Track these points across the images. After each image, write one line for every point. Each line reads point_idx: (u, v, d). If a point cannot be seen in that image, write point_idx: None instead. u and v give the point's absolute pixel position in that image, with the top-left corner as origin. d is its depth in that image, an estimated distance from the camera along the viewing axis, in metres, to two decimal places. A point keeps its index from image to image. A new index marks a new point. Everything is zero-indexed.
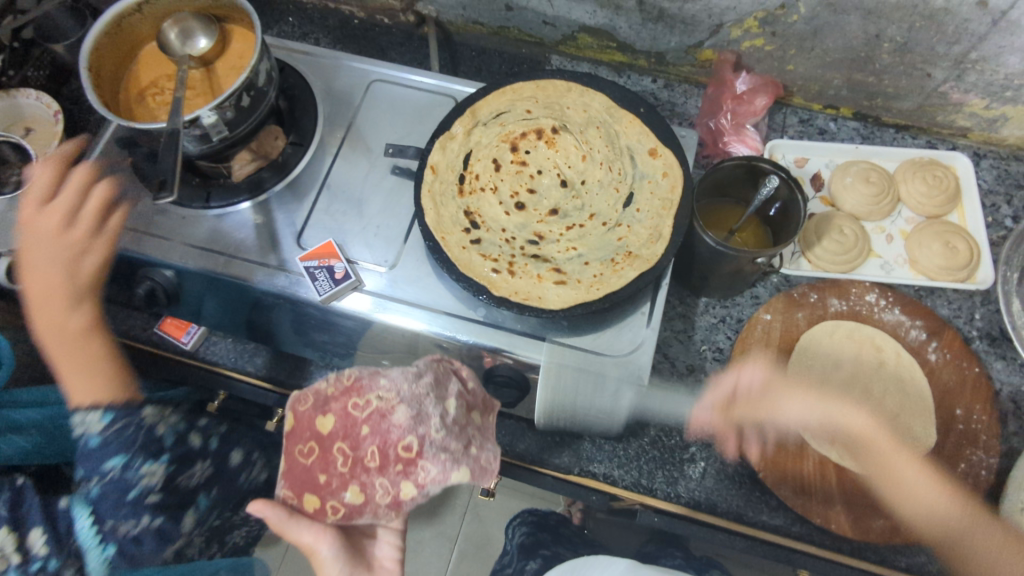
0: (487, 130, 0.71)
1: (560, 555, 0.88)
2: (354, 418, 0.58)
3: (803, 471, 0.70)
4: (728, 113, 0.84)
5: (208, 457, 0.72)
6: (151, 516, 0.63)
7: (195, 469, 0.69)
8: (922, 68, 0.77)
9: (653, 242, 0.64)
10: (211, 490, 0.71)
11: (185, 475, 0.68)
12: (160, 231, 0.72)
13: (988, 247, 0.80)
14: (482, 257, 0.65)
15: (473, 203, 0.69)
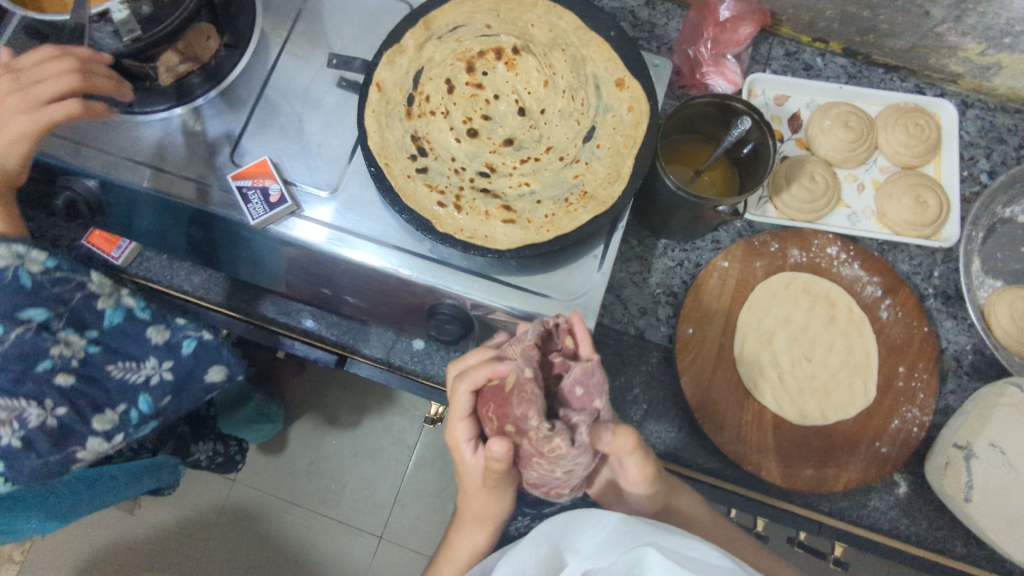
0: (442, 45, 0.64)
1: None
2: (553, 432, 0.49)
3: (742, 420, 0.68)
4: (709, 41, 0.77)
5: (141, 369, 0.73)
6: (54, 402, 0.66)
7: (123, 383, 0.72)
8: (921, 5, 0.71)
9: (610, 183, 0.60)
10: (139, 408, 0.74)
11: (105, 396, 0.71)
12: (73, 135, 0.65)
13: (959, 202, 0.77)
14: (427, 187, 0.61)
15: (421, 126, 0.64)
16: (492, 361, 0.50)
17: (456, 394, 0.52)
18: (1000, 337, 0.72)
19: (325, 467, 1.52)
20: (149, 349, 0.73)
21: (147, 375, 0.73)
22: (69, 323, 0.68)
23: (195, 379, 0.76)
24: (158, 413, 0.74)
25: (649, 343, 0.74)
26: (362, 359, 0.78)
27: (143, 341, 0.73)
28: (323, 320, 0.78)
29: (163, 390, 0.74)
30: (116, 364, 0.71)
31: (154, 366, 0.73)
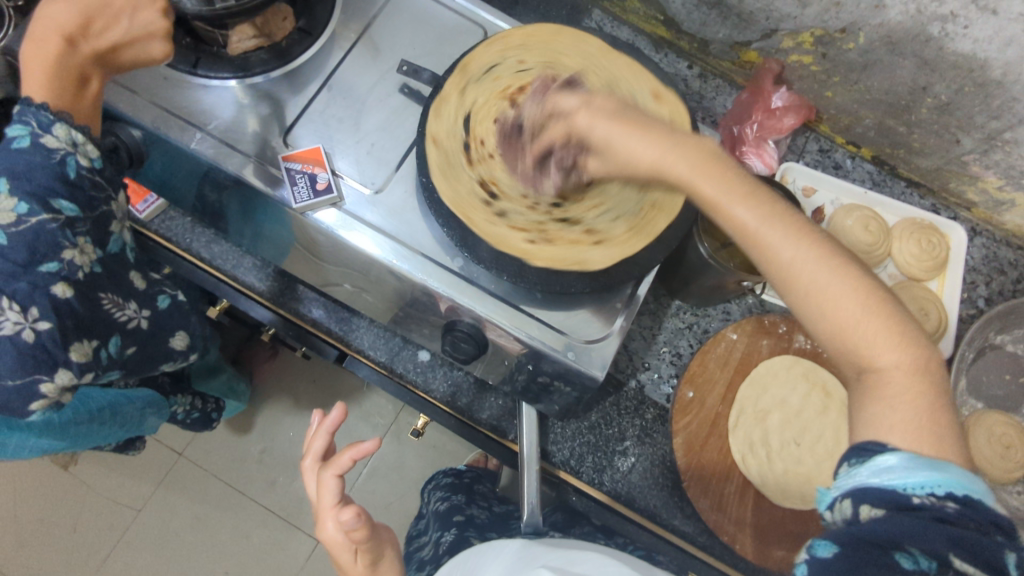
0: (480, 85, 0.66)
1: (472, 515, 0.90)
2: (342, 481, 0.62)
3: (724, 490, 0.70)
4: (755, 123, 0.81)
5: (148, 305, 0.74)
6: (39, 315, 0.60)
7: (127, 305, 0.71)
8: (954, 133, 0.75)
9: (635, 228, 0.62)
10: (127, 340, 0.71)
11: (116, 307, 0.69)
12: (132, 84, 0.66)
13: (956, 320, 0.81)
14: (510, 229, 0.61)
15: (483, 172, 0.63)
16: (356, 443, 0.61)
17: (323, 478, 0.63)
18: (977, 458, 0.74)
19: (277, 459, 1.49)
20: (131, 292, 0.71)
21: (130, 317, 0.71)
22: (89, 230, 0.64)
23: (159, 339, 0.77)
24: (121, 360, 0.72)
25: (647, 398, 0.77)
26: (364, 359, 0.79)
27: (128, 285, 0.71)
28: (335, 314, 0.78)
29: (132, 336, 0.73)
30: (108, 296, 0.67)
31: (136, 310, 0.72)
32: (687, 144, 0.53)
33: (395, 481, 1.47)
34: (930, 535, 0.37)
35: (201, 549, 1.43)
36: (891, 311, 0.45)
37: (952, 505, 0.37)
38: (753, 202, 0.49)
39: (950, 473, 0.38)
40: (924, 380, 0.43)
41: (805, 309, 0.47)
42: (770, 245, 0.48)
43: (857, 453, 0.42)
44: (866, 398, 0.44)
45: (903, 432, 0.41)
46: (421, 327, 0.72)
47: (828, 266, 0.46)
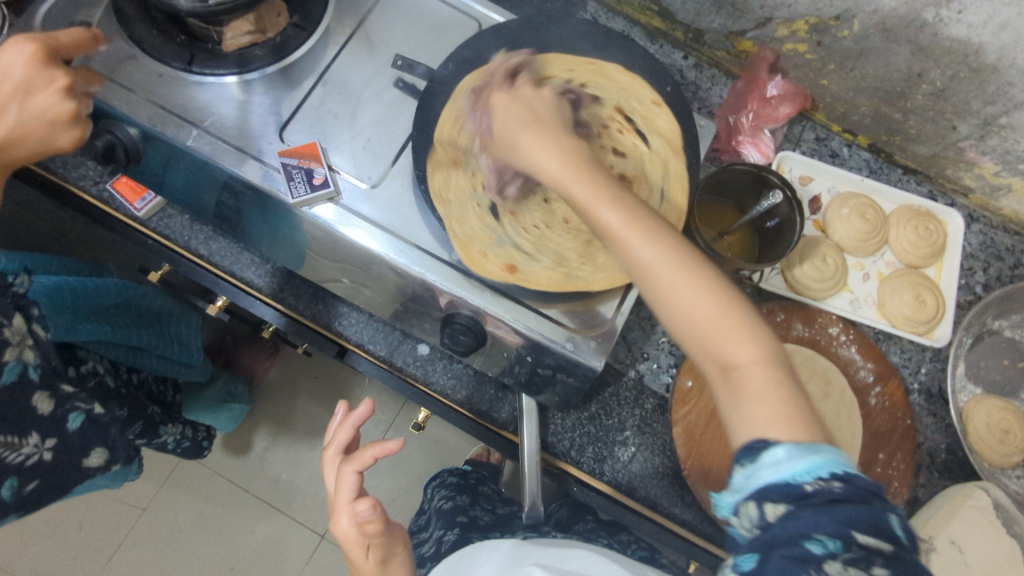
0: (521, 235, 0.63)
1: (476, 516, 0.91)
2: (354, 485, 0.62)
3: (724, 477, 0.70)
4: (751, 113, 0.81)
5: (54, 434, 0.67)
6: None
7: (22, 444, 0.65)
8: (950, 119, 0.76)
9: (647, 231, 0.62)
10: (24, 480, 0.67)
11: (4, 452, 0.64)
12: (127, 82, 0.66)
13: (954, 307, 0.81)
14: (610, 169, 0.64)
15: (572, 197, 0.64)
16: (378, 440, 0.62)
17: (343, 471, 0.63)
18: (975, 442, 0.74)
19: (279, 457, 1.49)
20: (35, 424, 0.66)
21: (26, 456, 0.66)
22: None
23: (77, 460, 0.71)
24: (21, 500, 0.68)
25: (647, 388, 0.77)
26: (364, 354, 0.79)
27: (27, 412, 0.65)
28: (335, 310, 0.78)
29: (34, 471, 0.67)
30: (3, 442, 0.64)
31: (36, 445, 0.67)
32: (580, 163, 0.53)
33: (398, 477, 1.48)
34: (824, 518, 0.38)
35: (206, 548, 1.44)
36: (711, 282, 0.48)
37: (838, 484, 0.39)
38: (616, 203, 0.50)
39: (825, 454, 0.40)
40: (775, 372, 0.45)
41: (666, 310, 0.48)
42: (631, 247, 0.49)
43: (747, 451, 0.43)
44: (732, 397, 0.46)
45: (777, 424, 0.43)
46: (421, 322, 0.73)
47: (678, 267, 0.48)
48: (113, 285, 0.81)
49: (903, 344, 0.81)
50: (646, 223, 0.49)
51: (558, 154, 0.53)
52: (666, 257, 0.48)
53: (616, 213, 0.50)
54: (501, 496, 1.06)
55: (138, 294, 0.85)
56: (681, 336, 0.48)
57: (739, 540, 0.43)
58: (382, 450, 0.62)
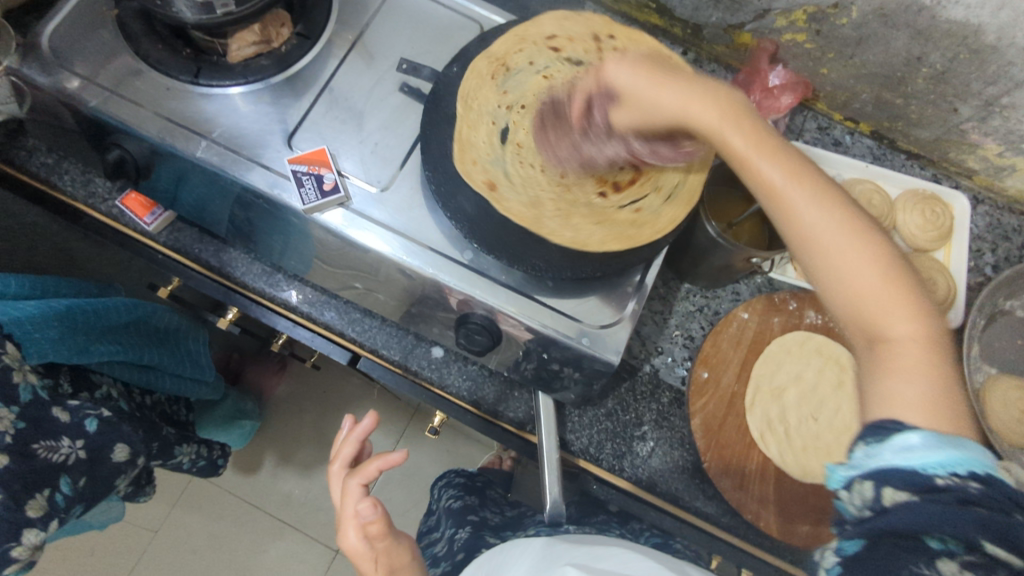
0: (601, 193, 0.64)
1: (483, 517, 0.90)
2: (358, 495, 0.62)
3: (745, 469, 0.70)
4: (753, 104, 0.81)
5: (80, 436, 0.71)
6: None
7: (58, 443, 0.69)
8: (951, 102, 0.76)
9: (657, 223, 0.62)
10: (75, 477, 0.71)
11: (46, 449, 0.67)
12: (133, 95, 0.66)
13: (964, 290, 0.81)
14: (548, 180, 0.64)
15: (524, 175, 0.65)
16: (383, 453, 0.62)
17: (347, 485, 0.63)
18: (993, 423, 0.74)
19: (292, 471, 1.49)
20: (60, 429, 0.69)
21: (65, 455, 0.69)
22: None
23: (105, 459, 0.74)
24: (78, 495, 0.72)
25: (663, 382, 0.77)
26: (378, 359, 0.79)
27: (54, 423, 0.68)
28: (348, 317, 0.78)
29: (79, 469, 0.71)
30: (40, 443, 0.67)
31: (70, 446, 0.70)
32: (712, 92, 0.49)
33: (411, 487, 1.48)
34: (952, 517, 0.34)
35: (222, 567, 1.43)
36: (869, 232, 0.42)
37: (975, 485, 0.34)
38: (777, 156, 0.45)
39: (967, 450, 0.35)
40: (938, 355, 0.39)
41: (820, 278, 0.42)
42: (793, 207, 0.43)
43: (873, 429, 0.38)
44: (875, 370, 0.40)
45: (931, 417, 0.37)
46: (435, 326, 0.73)
47: (846, 229, 0.41)
48: (124, 304, 0.79)
49: None
50: (820, 185, 0.43)
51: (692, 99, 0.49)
52: (837, 220, 0.42)
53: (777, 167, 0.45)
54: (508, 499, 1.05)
55: (148, 312, 0.83)
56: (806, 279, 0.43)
57: (842, 514, 0.39)
58: (383, 465, 0.62)
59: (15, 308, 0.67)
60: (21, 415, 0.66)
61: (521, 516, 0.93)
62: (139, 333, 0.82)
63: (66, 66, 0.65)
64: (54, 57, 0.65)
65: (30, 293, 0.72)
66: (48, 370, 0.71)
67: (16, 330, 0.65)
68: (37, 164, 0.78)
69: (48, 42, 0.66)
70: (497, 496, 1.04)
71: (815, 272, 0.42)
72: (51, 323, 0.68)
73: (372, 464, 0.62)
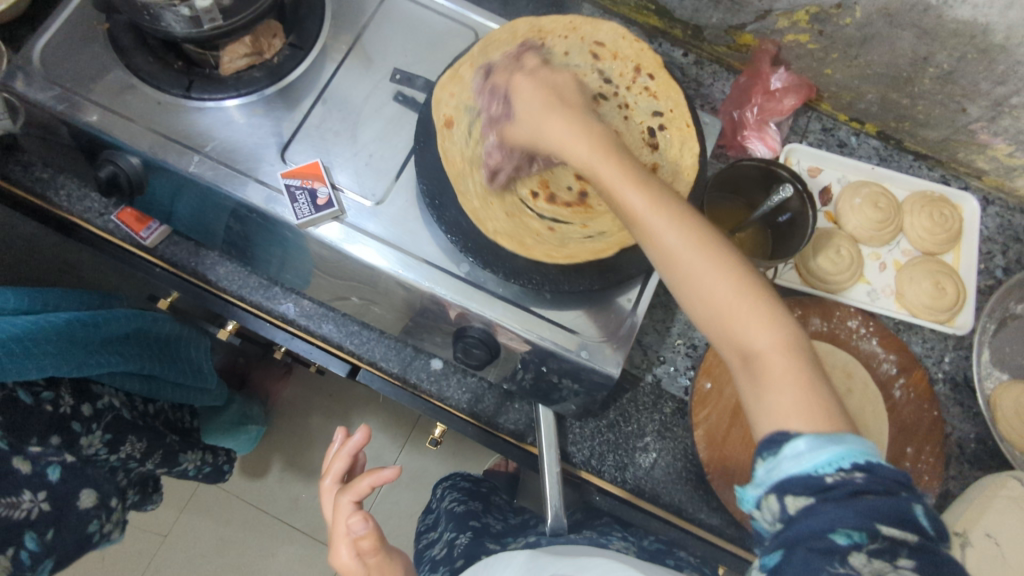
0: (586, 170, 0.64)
1: (485, 523, 0.90)
2: (348, 510, 0.63)
3: (750, 481, 0.69)
4: (755, 106, 0.80)
5: (43, 487, 0.70)
6: None
7: (19, 499, 0.68)
8: (959, 102, 0.74)
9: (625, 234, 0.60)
10: (42, 530, 0.70)
11: (7, 507, 0.67)
12: (126, 111, 0.65)
13: (973, 293, 0.79)
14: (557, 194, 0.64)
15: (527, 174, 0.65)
16: (375, 469, 0.62)
17: (340, 500, 0.64)
18: (1005, 431, 0.72)
19: (298, 476, 1.49)
20: (20, 484, 0.67)
21: (27, 511, 0.68)
22: None
23: (72, 506, 0.73)
24: (48, 548, 0.71)
25: (665, 392, 0.75)
26: (377, 371, 0.78)
27: (14, 477, 0.67)
28: (347, 330, 0.77)
29: (45, 521, 0.71)
30: (1, 501, 0.66)
31: (33, 499, 0.69)
32: (591, 134, 0.54)
33: (417, 490, 1.48)
34: (848, 512, 0.38)
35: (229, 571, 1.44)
36: (722, 252, 0.47)
37: (859, 475, 0.39)
38: (645, 189, 0.49)
39: (844, 444, 0.40)
40: (800, 359, 0.44)
41: (685, 294, 0.47)
42: (656, 232, 0.48)
43: (768, 444, 0.43)
44: (752, 385, 0.45)
45: (796, 419, 0.42)
46: (433, 337, 0.72)
47: (701, 250, 0.46)
48: (124, 315, 0.79)
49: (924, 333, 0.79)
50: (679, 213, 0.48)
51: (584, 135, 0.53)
52: (703, 259, 0.46)
53: (681, 236, 0.47)
54: (512, 505, 1.04)
55: (148, 322, 0.83)
56: (679, 298, 0.48)
57: (761, 533, 0.43)
58: (375, 478, 0.62)
59: (13, 323, 0.66)
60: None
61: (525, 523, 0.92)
62: (139, 343, 0.82)
63: (57, 82, 0.65)
64: (44, 73, 0.65)
65: (30, 307, 0.72)
66: (48, 384, 0.71)
67: (16, 345, 0.65)
68: (31, 179, 0.77)
69: (39, 58, 0.65)
70: (500, 500, 1.04)
71: (677, 286, 0.48)
72: (50, 338, 0.68)
73: (364, 476, 0.63)
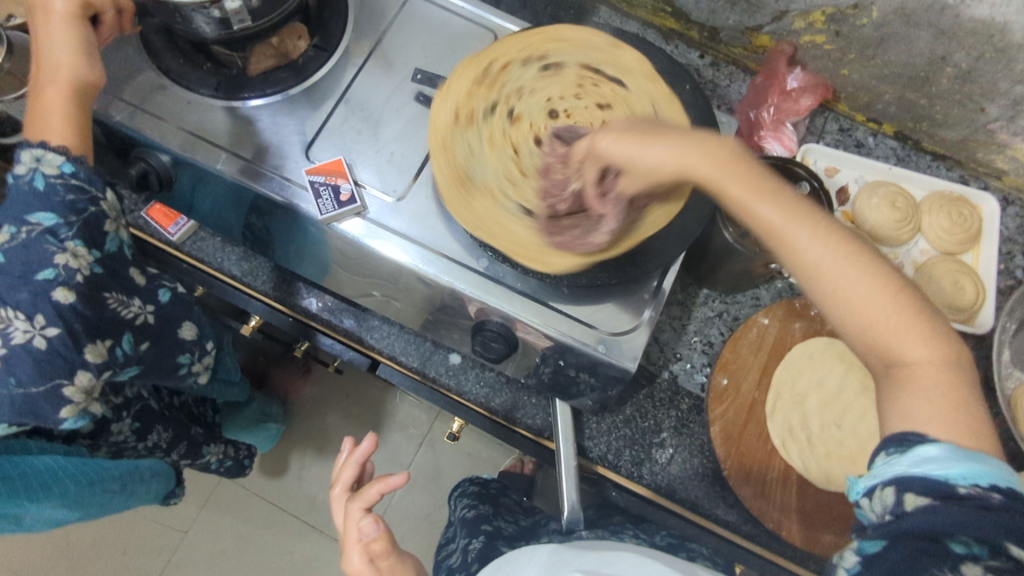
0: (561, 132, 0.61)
1: (497, 526, 0.90)
2: (359, 517, 0.64)
3: (766, 476, 0.69)
4: (772, 106, 0.81)
5: (152, 301, 0.68)
6: (44, 322, 0.57)
7: (132, 301, 0.65)
8: (978, 101, 0.74)
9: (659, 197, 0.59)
10: (139, 338, 0.67)
11: (120, 302, 0.64)
12: (158, 111, 0.68)
13: (993, 293, 0.79)
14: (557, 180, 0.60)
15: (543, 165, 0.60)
16: (383, 477, 0.63)
17: (351, 508, 0.65)
18: None
19: (317, 475, 1.50)
20: (135, 288, 0.66)
21: (136, 314, 0.66)
22: (78, 233, 0.59)
23: (171, 332, 0.72)
24: (138, 358, 0.67)
25: (681, 389, 0.76)
26: (396, 366, 0.79)
27: (128, 282, 0.65)
28: (367, 325, 0.78)
29: (144, 332, 0.67)
30: (113, 296, 0.63)
31: (141, 306, 0.67)
32: (708, 145, 0.52)
33: (433, 491, 1.48)
34: (976, 521, 0.37)
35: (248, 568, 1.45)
36: (862, 252, 0.47)
37: (997, 496, 0.38)
38: (777, 198, 0.50)
39: (987, 465, 0.39)
40: (953, 369, 0.43)
41: (834, 310, 0.47)
42: (793, 241, 0.48)
43: (896, 442, 0.42)
44: (892, 392, 0.45)
45: (941, 425, 0.42)
46: (452, 332, 0.73)
47: (847, 258, 0.47)
48: None
49: None
50: (757, 183, 0.50)
51: (674, 155, 0.51)
52: (841, 264, 0.47)
53: (774, 207, 0.49)
54: (524, 505, 1.05)
55: None
56: (827, 316, 0.48)
57: (863, 522, 0.43)
58: (383, 485, 0.63)
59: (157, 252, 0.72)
60: (106, 261, 0.62)
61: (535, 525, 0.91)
62: None
63: None
64: None
65: None
66: None
67: None
68: None
69: None
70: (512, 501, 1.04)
71: (824, 309, 0.48)
72: None
73: (372, 484, 0.64)
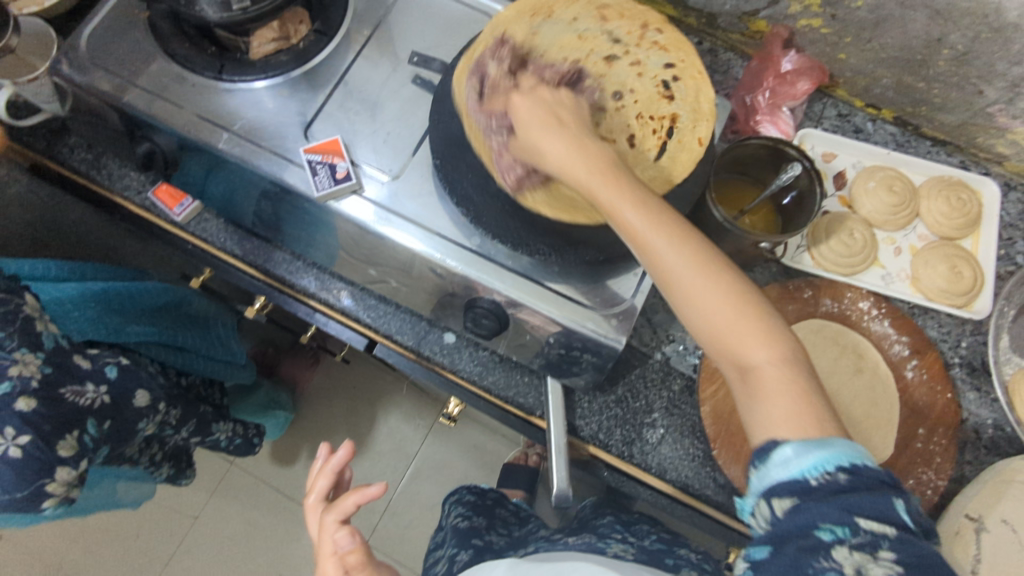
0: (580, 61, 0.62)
1: (489, 540, 0.91)
2: (332, 526, 0.66)
3: (756, 456, 0.69)
4: (767, 91, 0.81)
5: (103, 382, 0.72)
6: (16, 434, 0.65)
7: (84, 388, 0.70)
8: (976, 83, 0.74)
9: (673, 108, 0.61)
10: (104, 419, 0.73)
11: (73, 392, 0.69)
12: (163, 93, 0.70)
13: (992, 278, 0.79)
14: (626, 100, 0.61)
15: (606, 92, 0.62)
16: (359, 489, 0.64)
17: (325, 518, 0.66)
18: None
19: None
20: (83, 375, 0.70)
21: (92, 400, 0.71)
22: (18, 341, 0.65)
23: (127, 404, 0.75)
24: (106, 437, 0.73)
25: (674, 369, 0.76)
26: (392, 345, 0.81)
27: (77, 369, 0.70)
28: (362, 303, 0.80)
29: (105, 412, 0.72)
30: (67, 387, 0.68)
31: (96, 391, 0.71)
32: (586, 143, 0.53)
33: (439, 481, 1.50)
34: (829, 507, 0.43)
35: (259, 555, 1.48)
36: (705, 258, 0.49)
37: (843, 476, 0.43)
38: (636, 200, 0.50)
39: (833, 449, 0.44)
40: (796, 371, 0.47)
41: (688, 319, 0.50)
42: (654, 251, 0.49)
43: (759, 454, 0.47)
44: (746, 396, 0.48)
45: (790, 425, 0.46)
46: (448, 312, 0.74)
47: (700, 268, 0.48)
48: (160, 289, 0.83)
49: (941, 317, 0.79)
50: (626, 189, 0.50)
51: (574, 144, 0.52)
52: (701, 279, 0.48)
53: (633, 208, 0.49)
54: (520, 516, 1.08)
55: (181, 297, 0.87)
56: (690, 326, 0.50)
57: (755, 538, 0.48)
58: (357, 498, 0.64)
59: (54, 288, 0.71)
60: (49, 360, 0.67)
61: (524, 538, 0.95)
62: (172, 317, 0.86)
63: (97, 64, 0.70)
64: (88, 57, 0.70)
65: (71, 275, 0.77)
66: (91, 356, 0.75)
67: (57, 308, 0.71)
68: (77, 159, 0.81)
69: (86, 43, 0.70)
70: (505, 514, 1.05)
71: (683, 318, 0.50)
72: (88, 303, 0.73)
73: (347, 497, 0.65)
